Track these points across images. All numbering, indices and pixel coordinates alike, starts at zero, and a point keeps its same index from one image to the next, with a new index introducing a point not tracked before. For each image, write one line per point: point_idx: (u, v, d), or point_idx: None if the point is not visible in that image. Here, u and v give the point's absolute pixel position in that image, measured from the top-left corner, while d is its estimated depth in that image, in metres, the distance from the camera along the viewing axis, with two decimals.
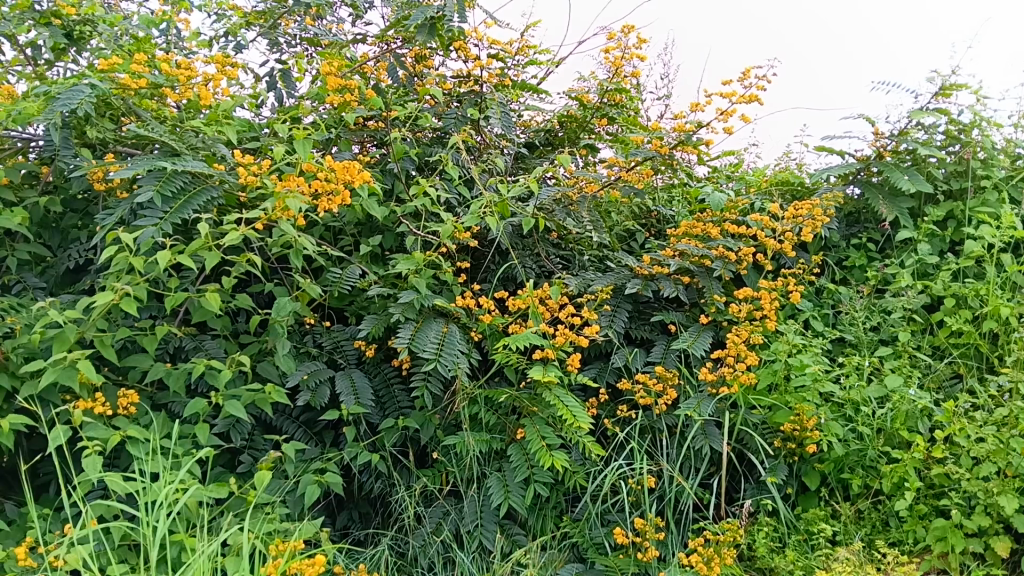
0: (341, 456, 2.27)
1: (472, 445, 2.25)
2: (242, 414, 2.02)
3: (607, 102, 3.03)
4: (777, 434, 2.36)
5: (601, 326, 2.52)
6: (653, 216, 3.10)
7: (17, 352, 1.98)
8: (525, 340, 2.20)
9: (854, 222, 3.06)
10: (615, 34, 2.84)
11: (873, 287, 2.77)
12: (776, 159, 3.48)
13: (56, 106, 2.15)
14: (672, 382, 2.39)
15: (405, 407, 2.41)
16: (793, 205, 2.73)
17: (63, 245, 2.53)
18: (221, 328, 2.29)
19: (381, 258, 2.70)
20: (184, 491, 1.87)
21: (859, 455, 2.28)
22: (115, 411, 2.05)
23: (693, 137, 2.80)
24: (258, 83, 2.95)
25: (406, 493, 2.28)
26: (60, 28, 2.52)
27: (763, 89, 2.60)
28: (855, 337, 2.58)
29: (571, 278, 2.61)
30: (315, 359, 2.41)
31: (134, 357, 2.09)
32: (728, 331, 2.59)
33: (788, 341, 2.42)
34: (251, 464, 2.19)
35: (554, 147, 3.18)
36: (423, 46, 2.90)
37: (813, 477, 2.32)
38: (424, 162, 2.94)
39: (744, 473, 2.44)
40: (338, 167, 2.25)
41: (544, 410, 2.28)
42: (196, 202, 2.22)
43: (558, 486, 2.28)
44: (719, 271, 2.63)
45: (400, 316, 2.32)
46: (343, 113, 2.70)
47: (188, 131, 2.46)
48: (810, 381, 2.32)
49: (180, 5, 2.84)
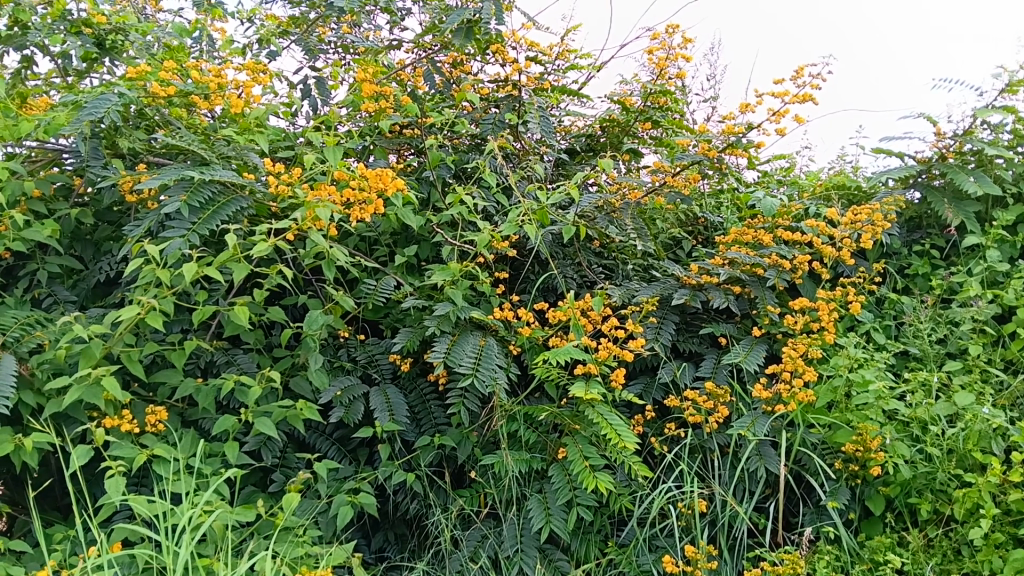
0: (375, 475, 2.18)
1: (511, 465, 2.13)
2: (271, 431, 1.93)
3: (652, 105, 2.88)
4: (838, 455, 2.20)
5: (646, 339, 2.39)
6: (700, 223, 2.97)
7: (42, 368, 1.92)
8: (566, 355, 2.08)
9: (916, 227, 2.90)
10: (659, 33, 2.72)
11: (938, 296, 2.60)
12: (831, 162, 3.33)
13: (84, 115, 2.11)
14: (723, 399, 2.26)
15: (441, 423, 2.31)
16: (851, 210, 2.58)
17: (96, 258, 2.48)
18: (253, 342, 2.21)
19: (418, 268, 2.61)
20: (209, 514, 1.78)
21: (928, 478, 2.11)
22: (143, 429, 1.98)
23: (743, 139, 2.67)
24: (293, 91, 2.90)
25: (443, 515, 2.18)
26: (91, 37, 2.52)
27: (818, 88, 2.46)
28: (920, 351, 2.42)
29: (615, 288, 2.50)
30: (349, 374, 2.33)
31: (162, 373, 2.03)
32: (783, 344, 2.44)
33: (849, 356, 2.26)
34: (283, 484, 2.10)
35: (596, 152, 3.07)
36: (460, 51, 2.83)
37: (878, 502, 2.15)
38: (461, 170, 2.86)
39: (802, 496, 2.28)
40: (371, 175, 2.16)
41: (587, 428, 2.15)
42: (225, 212, 2.14)
43: (602, 509, 2.15)
44: (773, 280, 2.48)
45: (436, 329, 2.22)
46: (379, 121, 2.64)
47: (220, 140, 2.40)
48: (874, 398, 2.15)
49: (214, 13, 2.81)
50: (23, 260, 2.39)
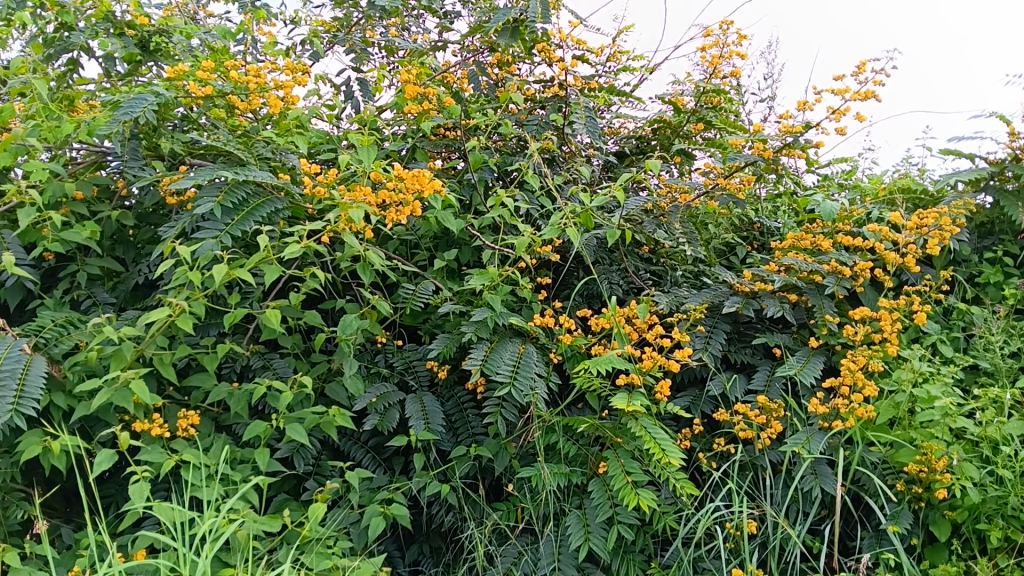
0: (409, 486, 2.10)
1: (549, 479, 2.03)
2: (302, 439, 1.88)
3: (705, 105, 2.77)
4: (900, 475, 2.06)
5: (695, 349, 2.28)
6: (756, 228, 2.85)
7: (74, 370, 1.91)
8: (608, 364, 1.98)
9: (987, 233, 2.73)
10: (713, 30, 2.61)
11: (1011, 307, 2.43)
12: (895, 164, 3.16)
13: (119, 115, 2.08)
14: (777, 414, 2.14)
15: (479, 433, 2.23)
16: (917, 214, 2.43)
17: (137, 261, 2.46)
18: (290, 346, 2.16)
19: (459, 273, 2.54)
20: (235, 522, 1.73)
21: (999, 503, 1.95)
22: (175, 433, 1.95)
23: (802, 139, 2.53)
24: (336, 93, 2.87)
25: (477, 530, 2.10)
26: (135, 39, 2.52)
27: (881, 84, 2.32)
28: (991, 365, 2.26)
29: (663, 294, 2.39)
30: (386, 381, 2.26)
31: (195, 377, 2.00)
32: (842, 357, 2.30)
33: (913, 369, 2.12)
34: (315, 493, 2.05)
35: (645, 155, 2.97)
36: (506, 52, 2.77)
37: (943, 527, 1.99)
38: (504, 172, 2.78)
39: (860, 519, 2.14)
40: (407, 175, 2.09)
41: (630, 442, 2.06)
42: (258, 214, 2.10)
43: (645, 527, 2.03)
44: (832, 289, 2.34)
45: (473, 335, 2.15)
46: (421, 123, 2.58)
47: (259, 142, 2.37)
48: (940, 415, 2.01)
49: (259, 16, 2.79)
50: (64, 262, 2.38)
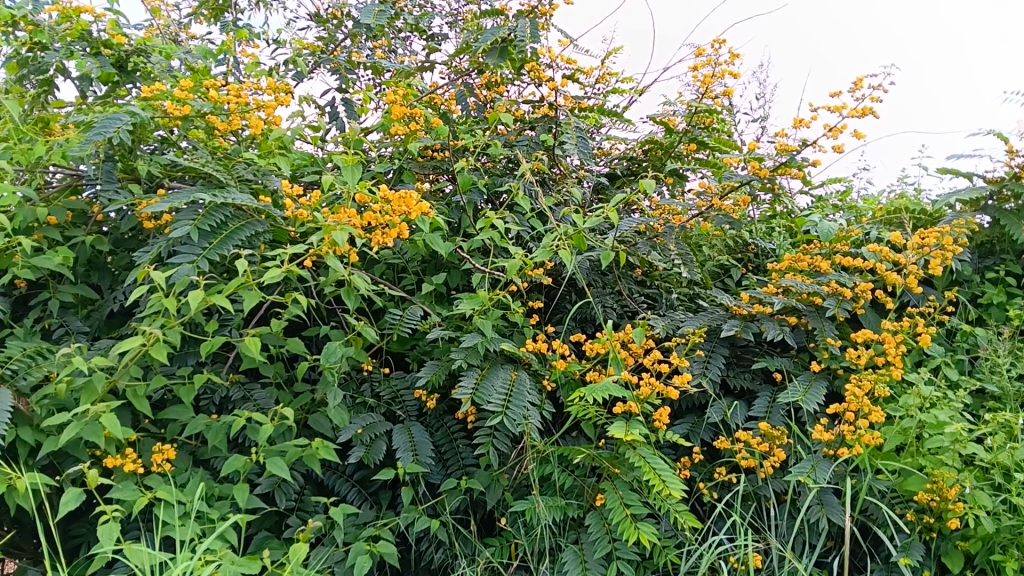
0: (397, 522, 2.00)
1: (544, 513, 1.94)
2: (283, 474, 1.78)
3: (697, 125, 2.71)
4: (910, 504, 1.97)
5: (693, 374, 2.20)
6: (751, 250, 2.79)
7: (42, 404, 1.81)
8: (605, 392, 1.89)
9: (987, 253, 2.67)
10: (704, 49, 2.56)
11: (1016, 328, 2.37)
12: (891, 185, 3.11)
13: (92, 135, 1.99)
14: (780, 442, 2.05)
15: (470, 464, 2.13)
16: (918, 233, 2.37)
17: (113, 287, 2.36)
18: (272, 375, 2.07)
19: (447, 297, 2.46)
20: (211, 564, 1.62)
21: (1013, 532, 1.86)
22: (150, 469, 1.85)
23: (798, 158, 2.47)
24: (320, 114, 2.80)
25: (469, 567, 1.99)
26: (111, 59, 2.45)
27: (878, 100, 2.27)
28: (999, 388, 2.19)
29: (659, 318, 2.32)
30: (372, 411, 2.17)
31: (171, 410, 1.89)
32: (845, 381, 2.23)
33: (920, 394, 2.05)
34: (298, 530, 1.94)
35: (637, 176, 2.91)
36: (494, 72, 2.71)
37: (956, 558, 1.90)
38: (494, 194, 2.71)
39: (869, 550, 2.05)
40: (394, 198, 2.02)
41: (628, 472, 1.98)
42: (237, 237, 2.02)
43: (645, 563, 1.94)
44: (833, 310, 2.27)
45: (463, 362, 2.06)
46: (408, 144, 2.51)
47: (240, 163, 2.29)
48: (949, 442, 1.93)
49: (241, 36, 2.73)
50: (36, 289, 2.28)
